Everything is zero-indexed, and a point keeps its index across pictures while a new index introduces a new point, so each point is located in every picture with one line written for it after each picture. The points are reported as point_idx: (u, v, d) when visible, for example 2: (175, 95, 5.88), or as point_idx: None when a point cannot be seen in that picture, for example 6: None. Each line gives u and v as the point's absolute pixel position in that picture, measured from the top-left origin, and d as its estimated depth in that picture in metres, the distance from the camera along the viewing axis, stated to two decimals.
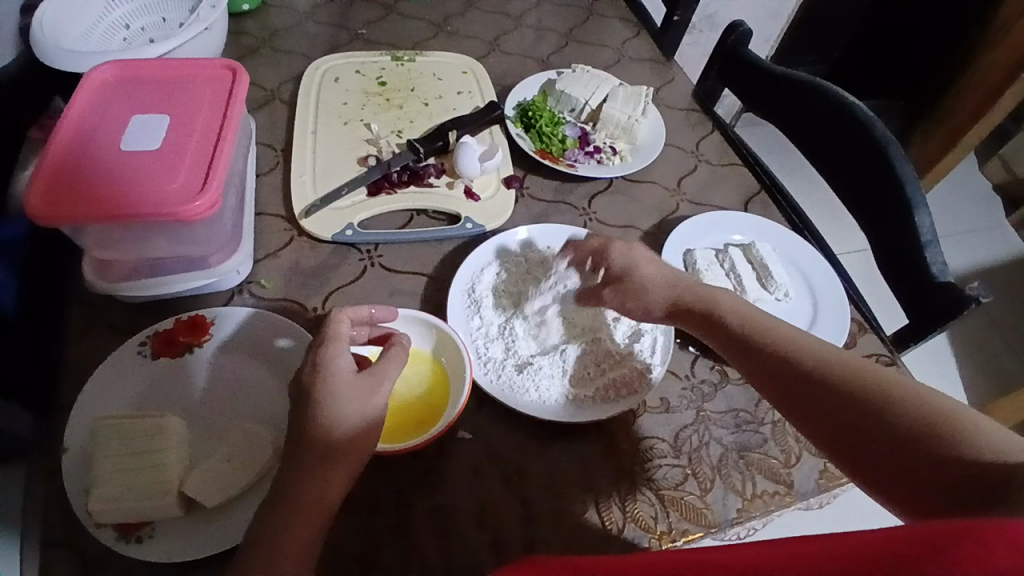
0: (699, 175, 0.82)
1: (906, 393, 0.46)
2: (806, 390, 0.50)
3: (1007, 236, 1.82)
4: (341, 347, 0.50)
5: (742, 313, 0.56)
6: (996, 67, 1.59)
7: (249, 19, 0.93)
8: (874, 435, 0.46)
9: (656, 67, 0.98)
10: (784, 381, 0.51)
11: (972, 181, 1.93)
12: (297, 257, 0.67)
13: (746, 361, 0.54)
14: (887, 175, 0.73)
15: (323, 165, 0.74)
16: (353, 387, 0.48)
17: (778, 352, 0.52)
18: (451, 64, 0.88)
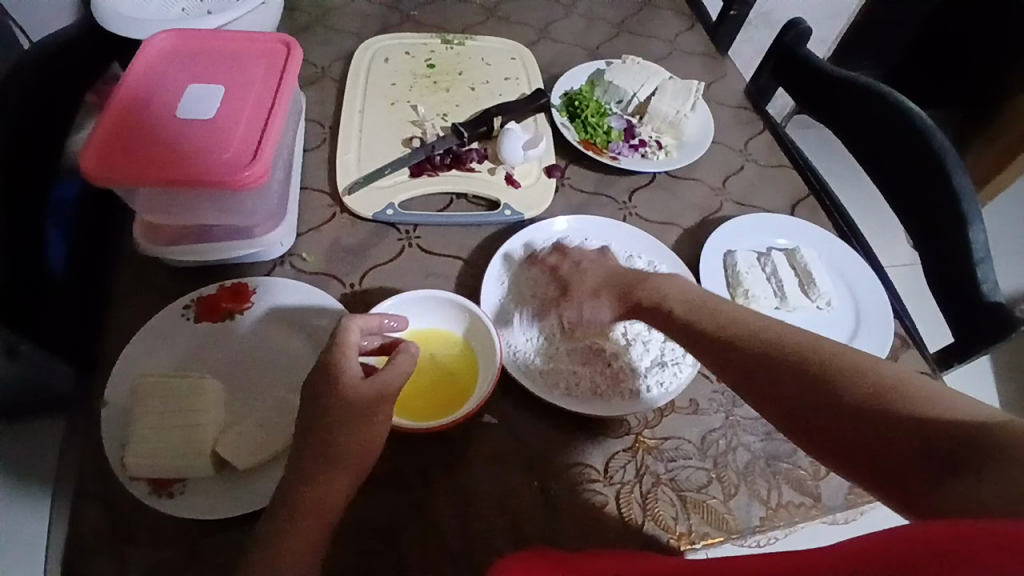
0: (746, 175, 0.80)
1: (864, 361, 0.43)
2: (767, 374, 0.47)
3: None
4: (348, 355, 0.48)
5: (682, 288, 0.55)
6: None
7: None
8: (841, 416, 0.42)
9: (708, 62, 0.95)
10: (742, 368, 0.48)
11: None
12: (337, 233, 0.68)
13: (694, 345, 0.52)
14: (944, 187, 0.70)
15: (368, 144, 0.75)
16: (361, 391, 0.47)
17: (726, 330, 0.50)
18: (499, 50, 0.87)
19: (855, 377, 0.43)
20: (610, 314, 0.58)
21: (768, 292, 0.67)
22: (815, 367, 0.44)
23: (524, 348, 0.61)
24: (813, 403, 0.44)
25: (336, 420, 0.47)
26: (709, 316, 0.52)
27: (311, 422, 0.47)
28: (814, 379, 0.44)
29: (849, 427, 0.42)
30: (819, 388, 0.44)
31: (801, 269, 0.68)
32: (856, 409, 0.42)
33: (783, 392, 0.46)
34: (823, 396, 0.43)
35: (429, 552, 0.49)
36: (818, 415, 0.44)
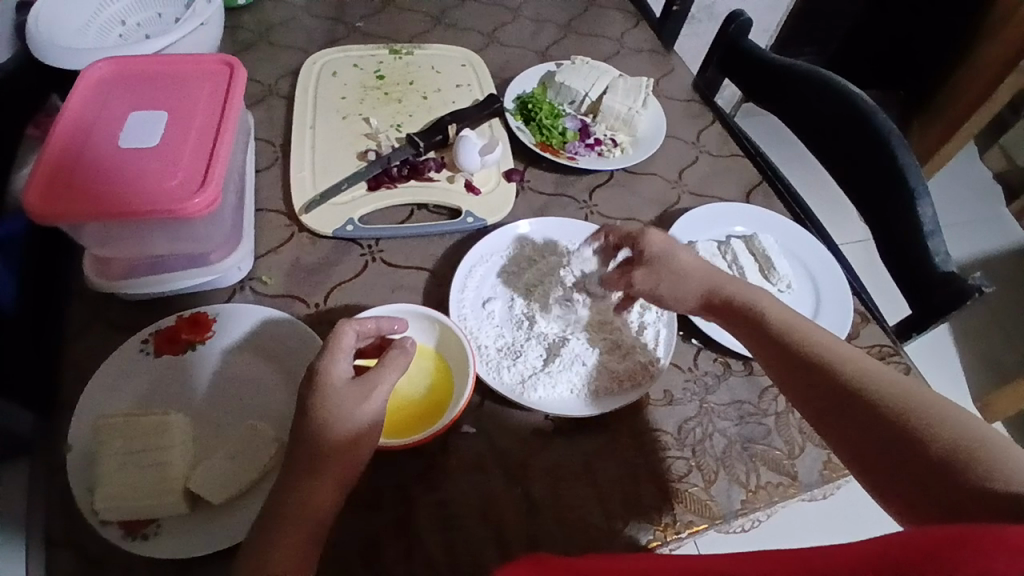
0: (700, 166, 0.82)
1: (940, 421, 0.44)
2: (841, 407, 0.49)
3: (1007, 225, 1.82)
4: (339, 359, 0.49)
5: (778, 313, 0.55)
6: (992, 59, 1.61)
7: (246, 14, 0.93)
8: (905, 463, 0.44)
9: (655, 58, 0.97)
10: (819, 394, 0.50)
11: (973, 172, 1.94)
12: (297, 253, 0.67)
13: (777, 366, 0.54)
14: (890, 166, 0.72)
15: (322, 161, 0.74)
16: (343, 399, 0.47)
17: (804, 353, 0.52)
18: (448, 57, 0.87)
19: (924, 432, 0.44)
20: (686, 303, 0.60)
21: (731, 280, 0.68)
22: (891, 411, 0.46)
23: (497, 353, 0.61)
24: (883, 448, 0.45)
25: (316, 430, 0.47)
26: (789, 337, 0.53)
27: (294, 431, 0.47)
28: (888, 423, 0.46)
29: (914, 478, 0.43)
30: (891, 431, 0.45)
31: (762, 254, 0.69)
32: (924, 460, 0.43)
33: (855, 429, 0.47)
34: (896, 448, 0.45)
35: (415, 569, 0.48)
36: (881, 458, 0.45)
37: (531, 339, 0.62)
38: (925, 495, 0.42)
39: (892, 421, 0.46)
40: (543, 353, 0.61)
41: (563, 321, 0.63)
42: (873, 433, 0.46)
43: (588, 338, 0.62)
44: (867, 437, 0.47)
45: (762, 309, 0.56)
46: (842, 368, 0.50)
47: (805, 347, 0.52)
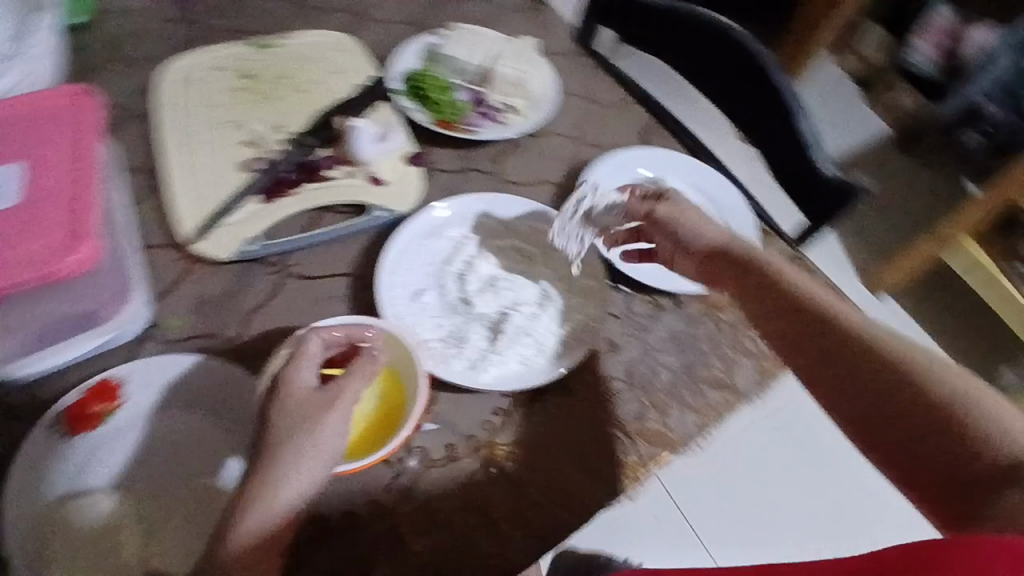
0: (595, 117, 0.83)
1: (918, 359, 0.49)
2: (824, 351, 0.52)
3: (859, 123, 2.03)
4: (303, 368, 0.51)
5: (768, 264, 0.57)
6: None
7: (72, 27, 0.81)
8: (883, 400, 0.49)
9: (531, 9, 0.95)
10: (799, 339, 0.53)
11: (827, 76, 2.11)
12: (202, 286, 0.62)
13: (760, 318, 0.56)
14: (767, 88, 0.76)
15: (203, 181, 0.67)
16: (305, 405, 0.49)
17: (782, 304, 0.55)
18: (322, 43, 0.81)
19: (899, 368, 0.49)
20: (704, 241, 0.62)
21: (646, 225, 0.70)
22: (870, 353, 0.50)
23: (440, 344, 0.60)
24: (862, 391, 0.50)
25: (282, 444, 0.48)
26: (774, 288, 0.56)
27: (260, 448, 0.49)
28: (870, 364, 0.50)
29: (891, 417, 0.49)
30: (874, 371, 0.50)
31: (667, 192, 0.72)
32: (900, 396, 0.49)
33: (834, 371, 0.51)
34: (876, 388, 0.49)
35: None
36: (859, 399, 0.50)
37: (470, 322, 0.62)
38: (895, 432, 0.49)
39: (870, 365, 0.50)
40: (486, 335, 0.61)
41: (498, 301, 0.64)
42: (852, 373, 0.51)
43: (524, 309, 0.63)
44: (844, 379, 0.51)
45: (758, 262, 0.58)
46: (820, 311, 0.53)
47: (784, 294, 0.55)
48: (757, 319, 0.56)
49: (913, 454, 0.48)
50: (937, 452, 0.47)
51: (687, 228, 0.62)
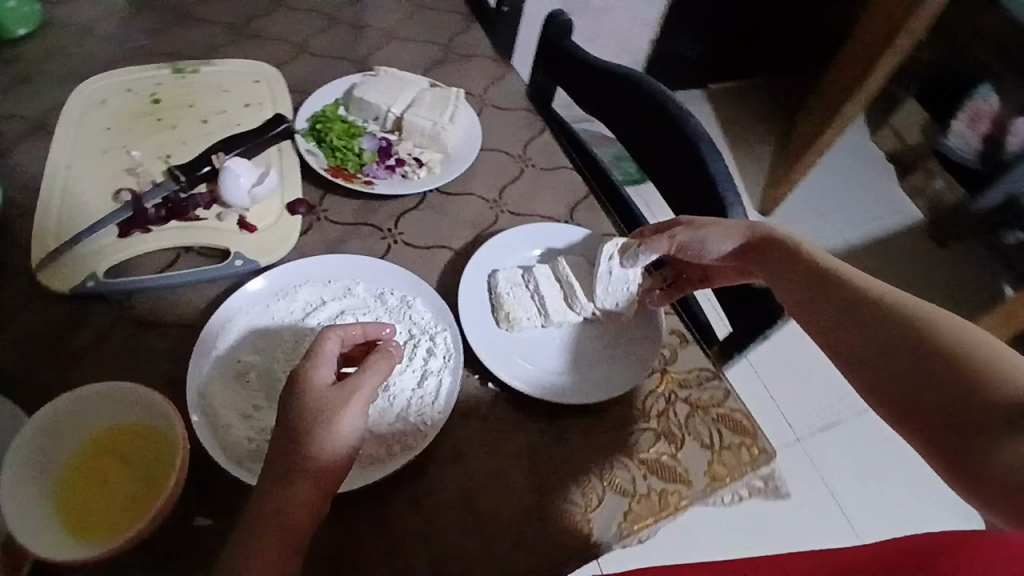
0: (523, 181, 0.76)
1: (909, 309, 0.43)
2: (822, 299, 0.48)
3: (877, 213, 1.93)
4: (320, 362, 0.48)
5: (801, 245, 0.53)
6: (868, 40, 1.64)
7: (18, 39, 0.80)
8: (873, 346, 0.43)
9: (488, 63, 0.90)
10: (803, 281, 0.50)
11: (847, 161, 2.04)
12: (32, 317, 0.56)
13: (782, 277, 0.52)
14: (702, 173, 0.69)
15: (70, 204, 0.63)
16: (329, 399, 0.46)
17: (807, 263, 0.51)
18: (242, 73, 0.78)
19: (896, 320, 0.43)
20: (722, 251, 0.58)
21: (532, 314, 0.62)
22: (876, 302, 0.45)
23: (249, 442, 0.49)
24: (855, 335, 0.44)
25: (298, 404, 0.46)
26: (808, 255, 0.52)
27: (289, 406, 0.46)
28: (865, 315, 0.44)
29: (880, 361, 0.42)
30: (865, 318, 0.44)
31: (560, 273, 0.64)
32: (884, 346, 0.42)
33: (835, 315, 0.46)
34: (866, 340, 0.43)
35: None
36: (855, 344, 0.44)
37: None
38: (887, 365, 0.42)
39: (875, 311, 0.44)
40: None
41: None
42: (849, 325, 0.45)
43: None
44: (836, 317, 0.46)
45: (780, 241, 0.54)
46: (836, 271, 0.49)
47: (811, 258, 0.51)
48: (773, 282, 0.53)
49: (900, 394, 0.40)
50: (922, 388, 0.40)
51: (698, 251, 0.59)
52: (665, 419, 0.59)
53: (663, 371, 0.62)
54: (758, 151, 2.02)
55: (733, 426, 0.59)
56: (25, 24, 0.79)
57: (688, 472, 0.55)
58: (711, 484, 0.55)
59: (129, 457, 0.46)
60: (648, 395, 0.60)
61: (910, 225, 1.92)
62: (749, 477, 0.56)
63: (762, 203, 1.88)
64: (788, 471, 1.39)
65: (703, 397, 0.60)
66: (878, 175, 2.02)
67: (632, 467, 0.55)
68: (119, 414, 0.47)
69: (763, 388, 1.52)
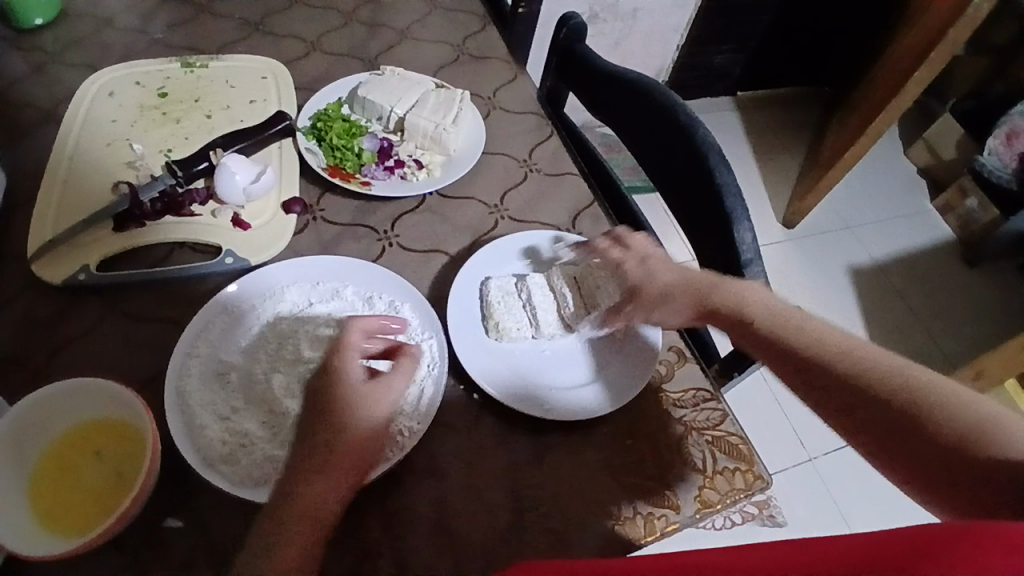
0: (527, 187, 0.74)
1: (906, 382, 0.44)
2: (814, 380, 0.48)
3: (906, 230, 1.86)
4: (353, 358, 0.48)
5: (772, 307, 0.54)
6: (905, 51, 1.58)
7: (39, 30, 0.81)
8: (879, 428, 0.44)
9: (501, 66, 0.89)
10: (788, 358, 0.50)
11: (878, 176, 1.97)
12: (26, 306, 0.57)
13: (759, 350, 0.52)
14: (709, 185, 0.66)
15: (71, 195, 0.64)
16: (363, 397, 0.47)
17: (787, 336, 0.51)
18: (250, 69, 0.78)
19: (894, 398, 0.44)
20: (681, 317, 0.58)
21: (523, 327, 0.60)
22: (870, 381, 0.45)
23: (221, 443, 0.49)
24: (859, 417, 0.45)
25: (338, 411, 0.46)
26: (784, 324, 0.52)
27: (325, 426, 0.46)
28: (866, 396, 0.45)
29: (891, 444, 0.43)
30: (864, 400, 0.45)
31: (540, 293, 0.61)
32: (892, 427, 0.43)
33: (831, 397, 0.47)
34: (869, 422, 0.44)
35: None
36: (860, 427, 0.45)
37: (262, 406, 0.51)
38: (900, 450, 0.43)
39: (870, 391, 0.45)
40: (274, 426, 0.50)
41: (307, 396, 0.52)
42: (847, 407, 0.46)
43: None
44: (835, 402, 0.46)
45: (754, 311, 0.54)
46: (815, 345, 0.49)
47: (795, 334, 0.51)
48: (754, 347, 0.53)
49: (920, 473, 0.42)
50: (941, 469, 0.41)
51: (653, 295, 0.58)
52: (657, 439, 0.56)
53: (659, 390, 0.60)
54: (785, 160, 1.97)
55: (729, 450, 0.56)
56: (42, 13, 0.80)
57: (678, 496, 0.53)
58: (700, 510, 0.53)
59: (97, 450, 0.46)
60: (641, 415, 0.58)
61: (940, 244, 1.84)
62: (742, 503, 0.54)
63: (786, 214, 1.83)
64: (796, 493, 1.35)
65: (699, 418, 0.58)
66: (908, 190, 1.95)
67: (618, 490, 0.53)
68: (91, 406, 0.47)
69: (776, 404, 1.47)
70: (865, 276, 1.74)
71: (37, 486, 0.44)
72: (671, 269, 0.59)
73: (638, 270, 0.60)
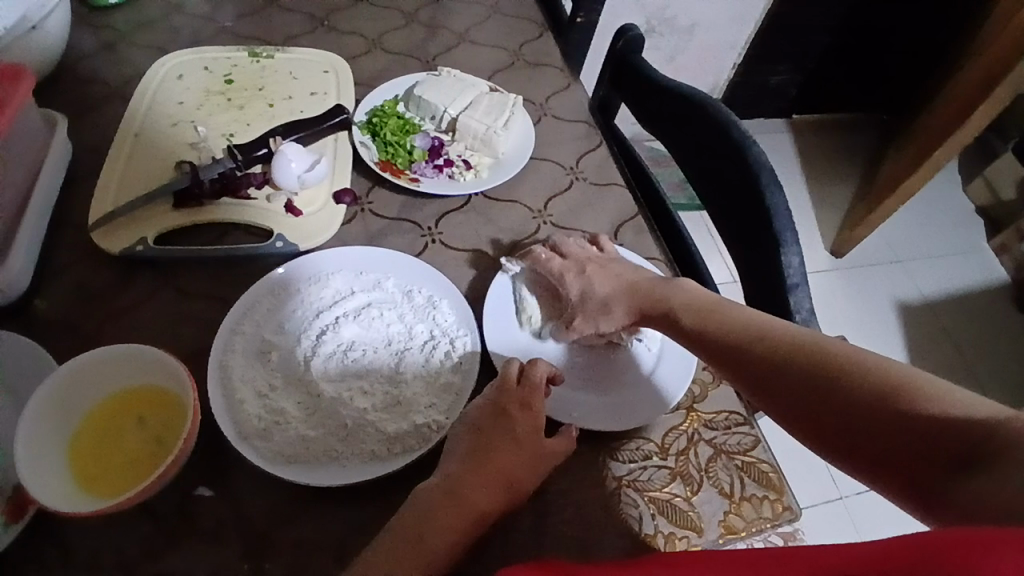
0: (572, 195, 0.74)
1: (849, 357, 0.45)
2: (759, 367, 0.49)
3: (961, 269, 1.78)
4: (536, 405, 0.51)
5: (691, 299, 0.56)
6: (972, 83, 1.52)
7: (118, 14, 0.86)
8: (828, 403, 0.45)
9: (554, 73, 0.89)
10: (732, 349, 0.51)
11: (934, 211, 1.90)
12: (87, 273, 0.60)
13: (702, 346, 0.53)
14: (758, 205, 0.65)
15: (137, 171, 0.67)
16: (528, 444, 0.49)
17: (721, 329, 0.52)
18: (312, 62, 0.80)
19: (841, 371, 0.45)
20: (619, 323, 0.59)
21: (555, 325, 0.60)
22: (814, 358, 0.46)
23: (257, 420, 0.50)
24: (807, 395, 0.46)
25: (519, 434, 0.49)
26: (714, 317, 0.54)
27: (547, 450, 0.50)
28: (810, 373, 0.46)
29: (844, 418, 0.44)
30: (808, 376, 0.46)
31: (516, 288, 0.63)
32: (842, 401, 0.44)
33: (776, 379, 0.48)
34: (819, 399, 0.45)
35: None
36: (809, 405, 0.46)
37: (300, 387, 0.53)
38: (851, 422, 0.43)
39: (816, 369, 0.46)
40: (309, 407, 0.52)
41: (342, 381, 0.53)
42: (796, 387, 0.46)
43: (366, 388, 0.53)
44: (782, 382, 0.47)
45: (677, 305, 0.56)
46: (746, 336, 0.51)
47: (713, 325, 0.53)
48: (697, 340, 0.54)
49: (873, 443, 0.42)
50: (893, 436, 0.41)
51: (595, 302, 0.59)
52: (684, 458, 0.55)
53: (690, 409, 0.59)
54: (836, 188, 1.91)
55: (758, 477, 0.55)
56: None
57: (701, 519, 0.52)
58: (723, 535, 0.52)
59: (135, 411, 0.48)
60: (670, 432, 0.57)
61: (996, 285, 1.76)
62: (768, 533, 0.53)
63: (833, 243, 1.77)
64: (821, 529, 1.31)
65: (730, 441, 0.57)
66: (965, 227, 1.87)
67: (642, 504, 0.52)
68: (135, 372, 0.49)
69: None
70: (913, 313, 1.68)
71: (81, 446, 0.46)
72: (606, 273, 0.60)
73: (577, 282, 0.60)
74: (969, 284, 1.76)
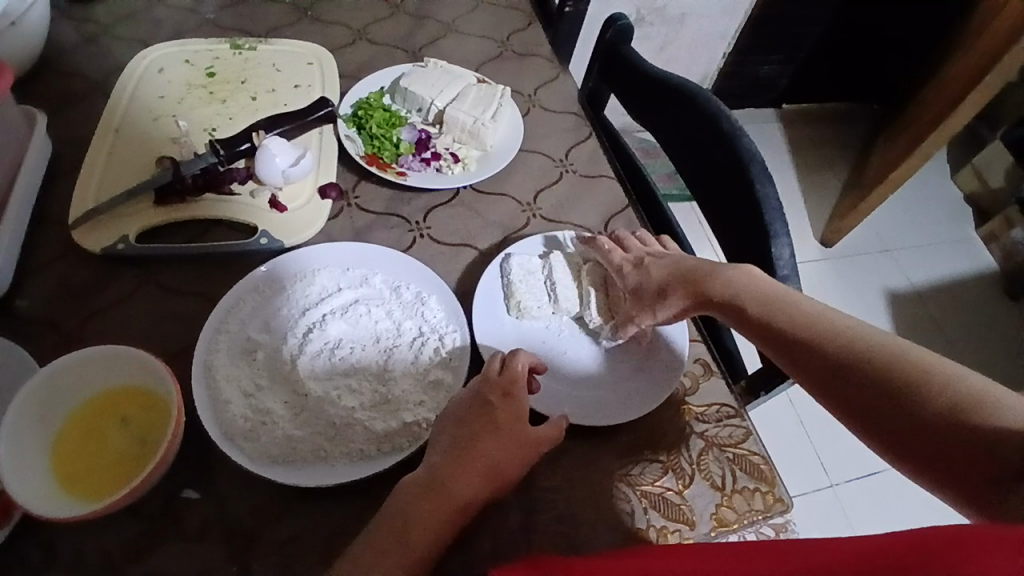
0: (561, 188, 0.73)
1: (906, 357, 0.44)
2: (813, 357, 0.48)
3: (949, 257, 1.79)
4: (519, 396, 0.50)
5: (751, 285, 0.54)
6: (961, 72, 1.53)
7: (95, 5, 0.83)
8: (875, 398, 0.44)
9: (543, 64, 0.88)
10: (787, 336, 0.51)
11: (923, 200, 1.90)
12: (66, 272, 0.59)
13: (759, 333, 0.53)
14: (749, 197, 0.65)
15: (116, 167, 0.65)
16: (511, 436, 0.48)
17: (779, 316, 0.52)
18: (296, 54, 0.79)
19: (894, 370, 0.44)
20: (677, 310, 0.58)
21: (544, 305, 0.61)
22: (868, 356, 0.46)
23: (243, 421, 0.49)
24: (856, 389, 0.45)
25: (502, 423, 0.49)
26: (772, 305, 0.52)
27: (536, 436, 0.49)
28: (864, 368, 0.45)
29: (892, 414, 0.43)
30: (861, 371, 0.45)
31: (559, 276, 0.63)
32: (891, 399, 0.43)
33: (829, 370, 0.47)
34: (868, 394, 0.45)
35: None
36: (858, 399, 0.45)
37: (287, 386, 0.52)
38: (896, 419, 0.43)
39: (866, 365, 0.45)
40: (297, 407, 0.51)
41: (330, 380, 0.52)
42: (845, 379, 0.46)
43: (354, 386, 0.52)
44: (833, 374, 0.47)
45: (735, 291, 0.54)
46: (803, 325, 0.50)
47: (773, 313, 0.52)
48: (749, 326, 0.53)
49: (917, 441, 0.42)
50: (939, 436, 0.41)
51: (652, 290, 0.59)
52: (676, 452, 0.55)
53: (683, 402, 0.58)
54: (826, 178, 1.92)
55: (750, 470, 0.55)
56: None
57: (693, 512, 0.52)
58: (716, 528, 0.52)
59: (111, 410, 0.47)
60: (663, 426, 0.57)
61: (984, 273, 1.77)
62: (760, 525, 0.53)
63: (824, 233, 1.78)
64: (812, 518, 1.32)
65: (721, 434, 0.57)
66: (952, 216, 1.89)
67: (634, 499, 0.52)
68: (95, 380, 0.47)
69: (798, 425, 1.43)
70: (901, 302, 1.69)
71: (67, 458, 0.45)
72: (663, 263, 0.60)
73: (634, 274, 0.60)
74: (957, 273, 1.77)
